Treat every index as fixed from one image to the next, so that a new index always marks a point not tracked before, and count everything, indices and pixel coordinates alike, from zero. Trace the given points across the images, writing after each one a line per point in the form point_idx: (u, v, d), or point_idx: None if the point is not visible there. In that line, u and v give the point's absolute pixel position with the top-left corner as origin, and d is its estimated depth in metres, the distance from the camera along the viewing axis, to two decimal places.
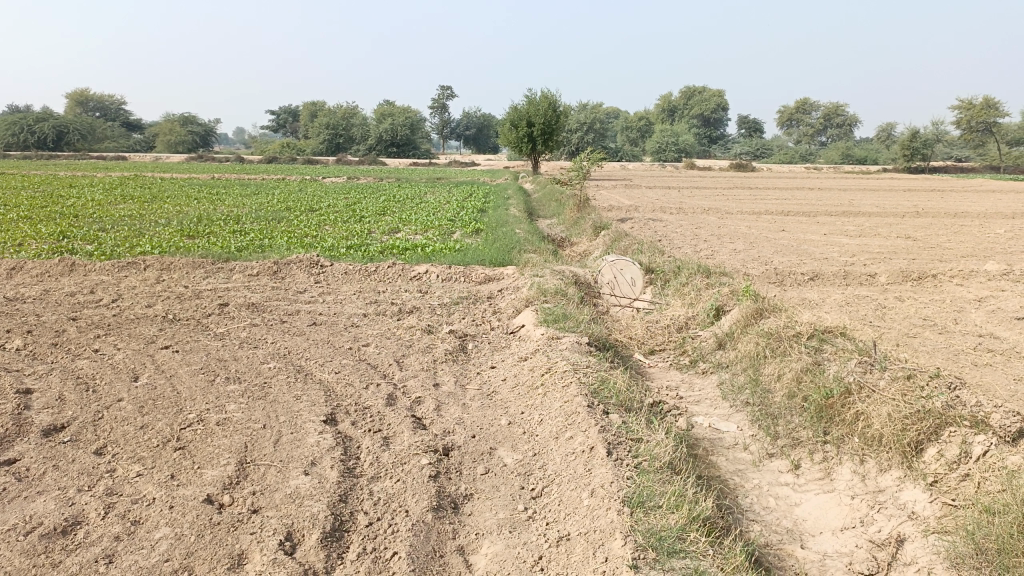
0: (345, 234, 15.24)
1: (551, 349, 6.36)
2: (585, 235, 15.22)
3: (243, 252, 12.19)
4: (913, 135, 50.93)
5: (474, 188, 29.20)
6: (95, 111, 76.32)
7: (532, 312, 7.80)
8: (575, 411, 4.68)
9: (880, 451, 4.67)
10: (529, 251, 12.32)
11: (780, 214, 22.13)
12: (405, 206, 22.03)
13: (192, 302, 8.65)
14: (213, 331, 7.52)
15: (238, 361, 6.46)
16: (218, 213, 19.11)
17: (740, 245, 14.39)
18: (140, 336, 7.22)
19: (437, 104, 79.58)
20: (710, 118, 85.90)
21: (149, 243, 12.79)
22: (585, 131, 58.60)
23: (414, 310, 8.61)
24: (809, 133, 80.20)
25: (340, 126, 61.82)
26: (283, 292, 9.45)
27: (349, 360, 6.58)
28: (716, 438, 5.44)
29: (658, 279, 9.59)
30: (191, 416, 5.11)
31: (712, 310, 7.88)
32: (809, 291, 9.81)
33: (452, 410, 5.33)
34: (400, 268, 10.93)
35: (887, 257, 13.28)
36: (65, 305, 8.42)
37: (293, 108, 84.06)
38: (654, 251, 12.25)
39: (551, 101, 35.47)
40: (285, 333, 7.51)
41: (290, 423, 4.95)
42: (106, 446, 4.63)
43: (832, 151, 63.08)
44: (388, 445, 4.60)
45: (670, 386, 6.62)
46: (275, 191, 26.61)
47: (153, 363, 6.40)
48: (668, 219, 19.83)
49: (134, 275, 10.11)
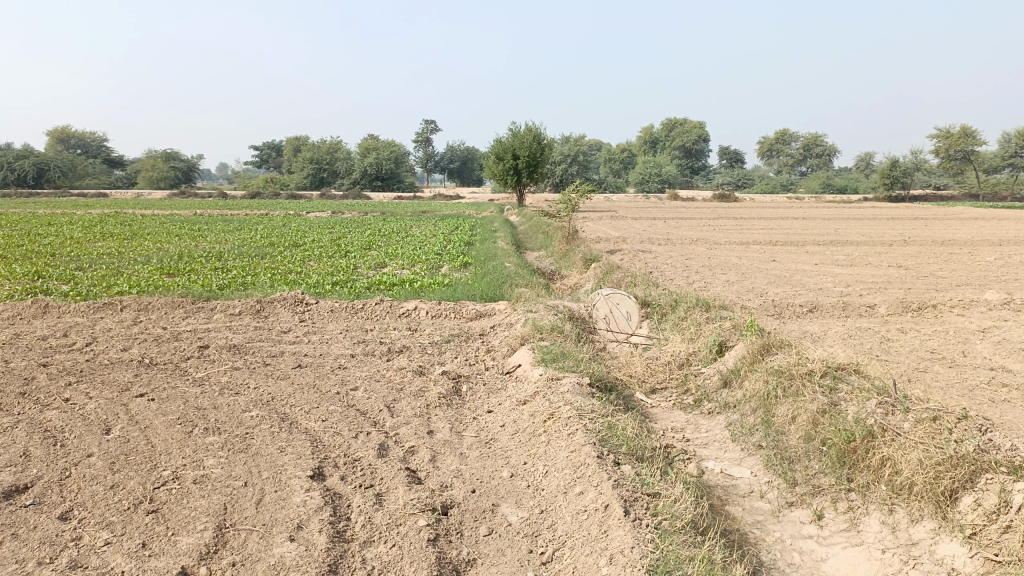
0: (331, 270, 14.90)
1: (552, 391, 6.02)
2: (576, 268, 14.97)
3: (225, 290, 11.84)
4: (892, 164, 51.49)
5: (460, 221, 29.00)
6: (76, 148, 75.92)
7: (528, 351, 7.47)
8: (584, 461, 4.34)
9: (910, 500, 4.37)
10: (521, 286, 12.04)
11: (768, 243, 22.03)
12: (391, 239, 21.75)
13: (171, 345, 8.25)
14: (192, 376, 7.13)
15: (218, 410, 6.07)
16: (199, 249, 18.74)
17: (732, 276, 14.17)
18: (114, 383, 6.81)
19: (421, 138, 79.82)
20: (692, 150, 86.73)
21: (127, 282, 12.38)
22: (569, 163, 58.81)
23: (404, 350, 8.25)
24: (790, 162, 81.04)
25: (324, 160, 61.77)
26: (266, 333, 9.08)
27: (336, 405, 6.22)
28: (729, 485, 5.10)
29: (655, 314, 9.30)
30: (166, 473, 4.71)
31: (714, 346, 7.59)
32: (809, 323, 9.56)
33: (449, 461, 4.97)
34: (388, 305, 10.58)
35: (883, 286, 13.10)
36: (36, 349, 8.00)
37: (277, 143, 84.11)
38: (648, 284, 11.99)
39: (536, 134, 35.50)
40: (269, 377, 7.12)
41: (273, 479, 4.57)
42: (72, 509, 4.21)
43: (813, 180, 63.58)
44: (382, 503, 4.24)
45: (675, 428, 6.29)
46: (258, 226, 26.26)
47: (127, 412, 5.99)
48: (656, 251, 19.65)
49: (110, 316, 9.70)
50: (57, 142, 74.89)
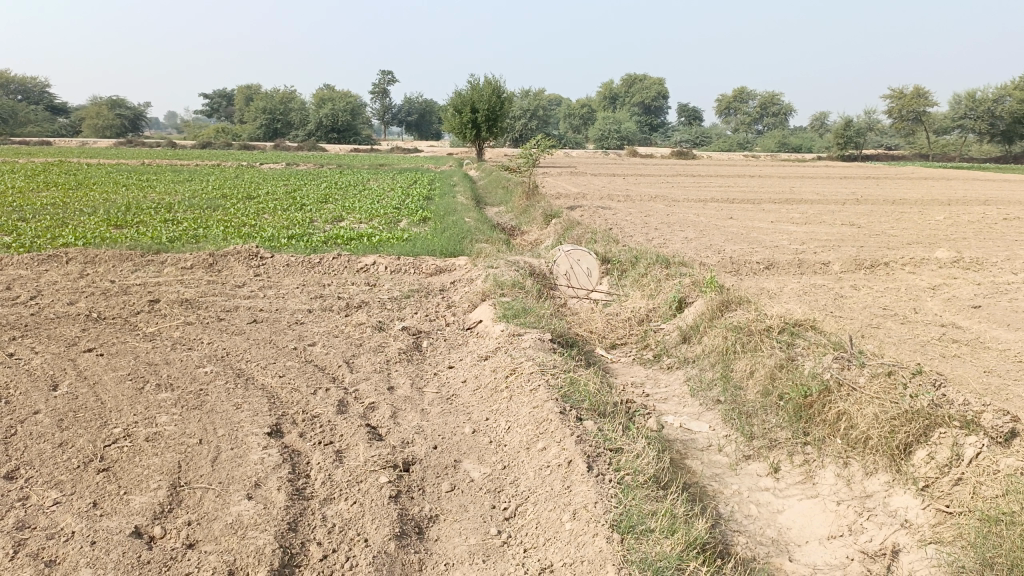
0: (286, 223, 14.57)
1: (513, 347, 5.99)
2: (536, 224, 14.88)
3: (176, 243, 11.49)
4: (847, 124, 52.11)
5: (419, 175, 28.59)
6: (15, 93, 72.57)
7: (489, 306, 7.41)
8: (547, 417, 4.33)
9: (866, 453, 4.47)
10: (481, 241, 11.93)
11: (726, 201, 22.19)
12: (348, 193, 21.35)
13: (120, 299, 7.99)
14: (142, 331, 6.92)
15: (170, 365, 5.91)
16: (148, 201, 18.15)
17: (690, 233, 14.24)
18: (60, 338, 6.57)
19: (378, 89, 78.12)
20: (651, 106, 86.59)
21: (72, 234, 11.93)
22: (529, 118, 58.20)
23: (362, 305, 8.12)
24: (747, 121, 81.52)
25: (277, 111, 60.13)
26: (220, 287, 8.84)
27: (294, 361, 6.10)
28: (688, 439, 5.15)
29: (615, 270, 9.31)
30: (117, 430, 4.57)
31: (674, 302, 7.62)
32: (766, 280, 9.67)
33: (410, 417, 4.91)
34: (346, 259, 10.39)
35: (837, 244, 13.30)
36: None
37: (228, 92, 81.54)
38: (608, 240, 11.98)
39: (496, 87, 34.98)
40: (223, 332, 6.95)
41: (230, 437, 4.46)
42: (18, 468, 4.05)
43: (769, 139, 64.07)
44: (342, 460, 4.17)
45: (635, 383, 6.32)
46: (210, 178, 25.52)
47: (74, 368, 5.79)
48: (616, 207, 19.64)
49: (55, 269, 9.34)
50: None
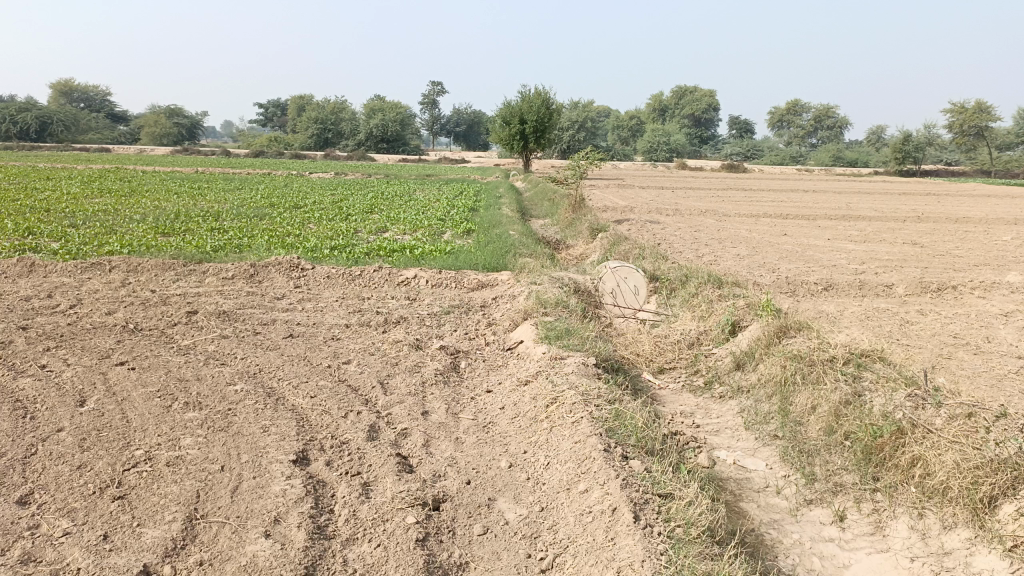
0: (330, 234, 14.52)
1: (555, 372, 5.66)
2: (582, 238, 14.54)
3: (220, 252, 11.46)
4: (905, 138, 50.69)
5: (465, 186, 28.52)
6: (79, 102, 75.07)
7: (530, 326, 7.10)
8: (589, 454, 3.99)
9: (943, 506, 4.04)
10: (525, 255, 11.64)
11: (778, 217, 21.55)
12: (394, 203, 21.29)
13: (158, 310, 7.89)
14: (177, 343, 6.78)
15: (201, 382, 5.72)
16: (198, 209, 18.35)
17: (742, 250, 13.75)
18: (95, 350, 6.46)
19: (428, 100, 78.70)
20: (701, 118, 85.55)
21: (119, 241, 11.98)
22: (577, 129, 57.92)
23: (401, 321, 7.89)
24: (800, 134, 79.89)
25: (329, 120, 60.94)
26: (259, 299, 8.71)
27: (326, 380, 5.86)
28: (743, 479, 4.77)
29: (664, 289, 8.92)
30: (138, 453, 4.37)
31: (727, 325, 7.21)
32: (824, 303, 9.16)
33: (443, 446, 4.62)
34: (387, 272, 10.19)
35: (899, 265, 12.66)
36: (16, 311, 7.64)
37: (282, 102, 83.14)
38: (657, 257, 11.58)
39: (545, 98, 34.80)
40: (257, 347, 6.76)
41: (253, 464, 4.22)
42: (32, 493, 3.86)
43: (823, 152, 62.63)
44: (369, 495, 3.89)
45: (683, 413, 5.94)
46: (259, 186, 25.84)
47: (104, 383, 5.64)
48: (665, 221, 19.19)
49: (98, 277, 9.33)
50: (60, 96, 74.08)
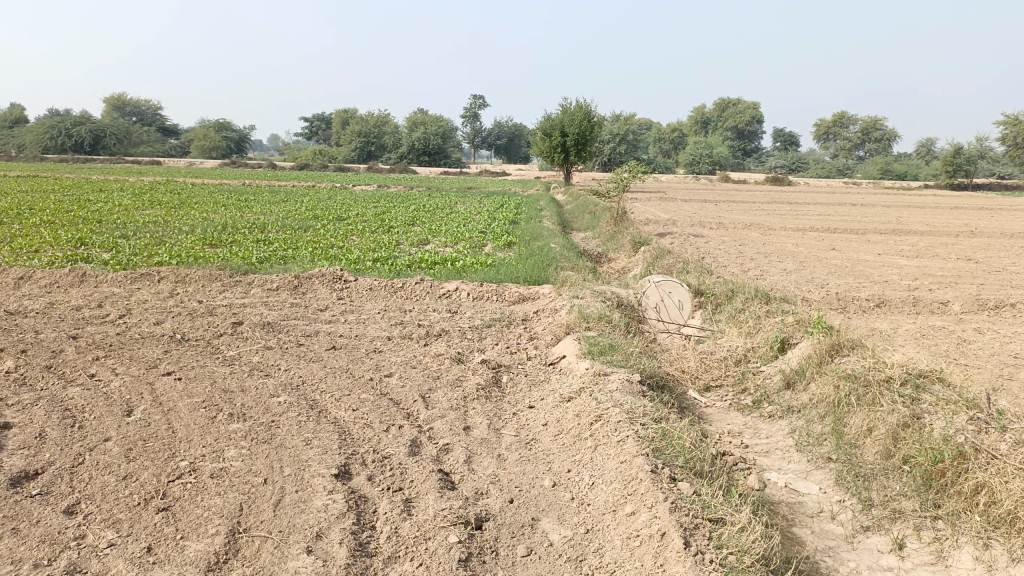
0: (372, 246, 14.61)
1: (599, 389, 5.55)
2: (624, 251, 14.40)
3: (265, 263, 11.59)
4: (957, 151, 49.31)
5: (506, 198, 28.54)
6: (131, 116, 77.30)
7: (573, 341, 7.00)
8: (636, 475, 3.89)
9: (1011, 536, 3.84)
10: (567, 268, 11.56)
11: (825, 230, 21.12)
12: (435, 216, 21.39)
13: (205, 320, 7.99)
14: (222, 354, 6.84)
15: (244, 393, 5.75)
16: (243, 220, 18.67)
17: (789, 265, 13.47)
18: (142, 359, 6.55)
19: (469, 113, 79.22)
20: (745, 131, 84.57)
21: (168, 252, 12.21)
22: (618, 142, 57.71)
23: (442, 334, 7.86)
24: (847, 147, 78.45)
25: (372, 134, 61.69)
26: (302, 310, 8.77)
27: (368, 394, 5.84)
28: (795, 503, 4.61)
29: (709, 304, 8.75)
30: (182, 464, 4.39)
31: (776, 343, 7.02)
32: (876, 320, 8.89)
33: (486, 463, 4.56)
34: (428, 284, 10.19)
35: (953, 281, 12.27)
36: (68, 320, 7.81)
37: (327, 115, 84.51)
38: (701, 271, 11.39)
39: (586, 111, 34.71)
40: (301, 358, 6.78)
41: (295, 477, 4.20)
42: (79, 503, 3.89)
43: (871, 165, 61.31)
44: (411, 511, 3.84)
45: (731, 432, 5.79)
46: (304, 198, 26.20)
47: (150, 393, 5.70)
48: (708, 235, 18.95)
49: (147, 288, 9.50)
50: (113, 110, 76.31)
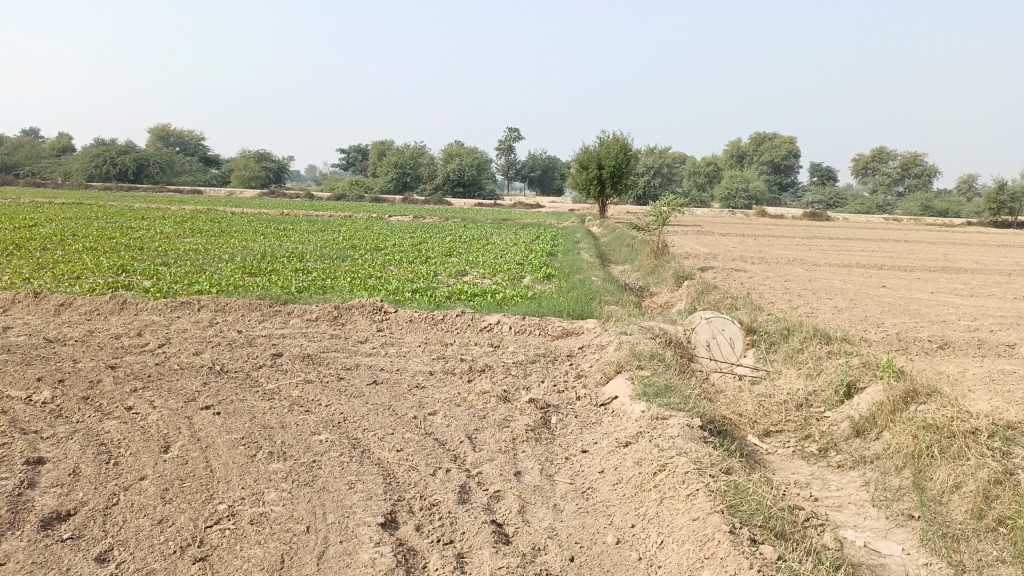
0: (411, 276, 14.47)
1: (658, 434, 5.22)
2: (667, 285, 14.06)
3: (304, 293, 11.46)
4: (1000, 187, 48.18)
5: (542, 230, 28.36)
6: (174, 146, 79.10)
7: (625, 381, 6.68)
8: (712, 536, 3.61)
9: None
10: (611, 303, 11.24)
11: (871, 267, 20.55)
12: (472, 247, 21.24)
13: (243, 351, 7.82)
14: (262, 387, 6.63)
15: (284, 430, 5.51)
16: (282, 249, 18.70)
17: (839, 302, 12.99)
18: (181, 392, 6.37)
19: (504, 146, 79.72)
20: (781, 165, 83.83)
21: (207, 281, 12.13)
22: (653, 175, 57.47)
23: (486, 369, 7.58)
24: (886, 182, 77.27)
25: (408, 165, 62.32)
26: (342, 342, 8.55)
27: (412, 433, 5.57)
28: (879, 566, 4.23)
29: (763, 343, 8.37)
30: (220, 507, 4.15)
31: (842, 387, 6.63)
32: (942, 363, 8.43)
33: (542, 514, 4.25)
34: (469, 317, 9.95)
35: (1016, 322, 11.71)
36: (106, 349, 7.68)
37: (364, 147, 85.80)
38: (751, 307, 11.01)
39: (623, 144, 34.58)
40: (341, 394, 6.54)
41: (339, 526, 3.93)
42: (112, 549, 3.66)
43: (912, 201, 60.11)
44: (465, 569, 3.55)
45: (797, 483, 5.41)
46: (341, 228, 26.30)
47: (188, 428, 5.50)
48: (750, 270, 18.52)
49: (186, 316, 9.40)
50: (157, 140, 78.25)
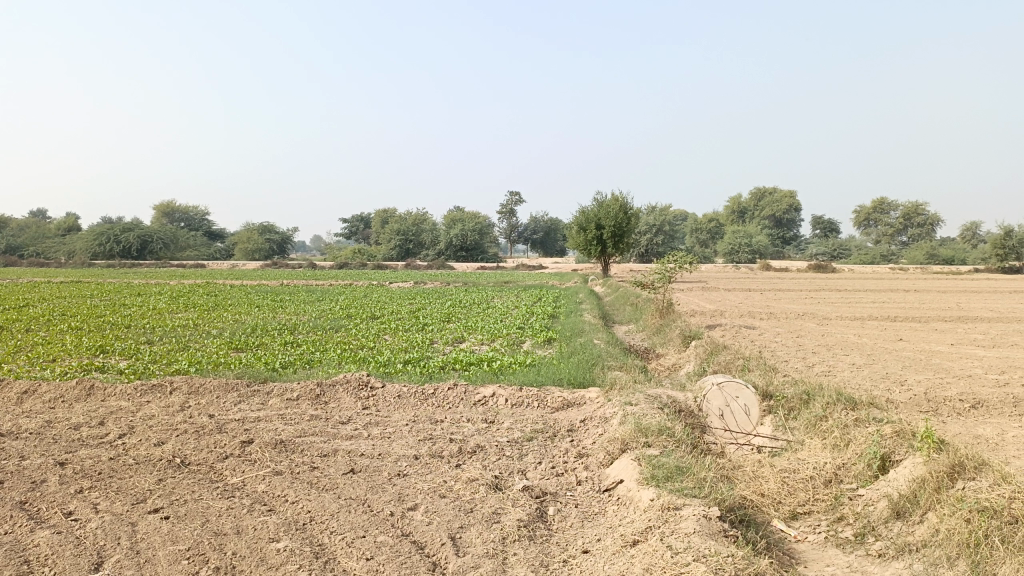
0: (404, 346, 13.84)
1: (671, 529, 4.49)
2: (674, 346, 13.35)
3: (287, 370, 10.81)
4: (1006, 234, 47.51)
5: (544, 292, 27.77)
6: (179, 221, 79.63)
7: (631, 462, 5.93)
8: None
9: None
10: (613, 368, 10.54)
11: (885, 320, 19.80)
12: (472, 312, 20.63)
13: (211, 440, 7.09)
14: (224, 483, 5.91)
15: (241, 537, 4.79)
16: (275, 322, 18.17)
17: (856, 359, 12.21)
18: (131, 492, 5.64)
19: (505, 209, 80.00)
20: (783, 219, 83.77)
21: (188, 359, 11.50)
22: (655, 234, 57.21)
23: (476, 451, 6.83)
24: (889, 233, 76.96)
25: (410, 232, 62.18)
26: (321, 424, 7.84)
27: (387, 535, 4.82)
28: None
29: (780, 409, 7.61)
30: None
31: (875, 460, 5.89)
32: (980, 425, 7.64)
33: None
34: (462, 391, 9.24)
35: None
36: (60, 443, 6.97)
37: (366, 215, 86.39)
38: (764, 368, 10.29)
39: (623, 203, 34.28)
40: (312, 487, 5.80)
41: None
42: None
43: (917, 250, 59.43)
44: None
45: None
46: (339, 297, 25.81)
47: (130, 537, 4.79)
48: (761, 326, 17.77)
49: (157, 401, 8.71)
50: (163, 217, 78.76)
